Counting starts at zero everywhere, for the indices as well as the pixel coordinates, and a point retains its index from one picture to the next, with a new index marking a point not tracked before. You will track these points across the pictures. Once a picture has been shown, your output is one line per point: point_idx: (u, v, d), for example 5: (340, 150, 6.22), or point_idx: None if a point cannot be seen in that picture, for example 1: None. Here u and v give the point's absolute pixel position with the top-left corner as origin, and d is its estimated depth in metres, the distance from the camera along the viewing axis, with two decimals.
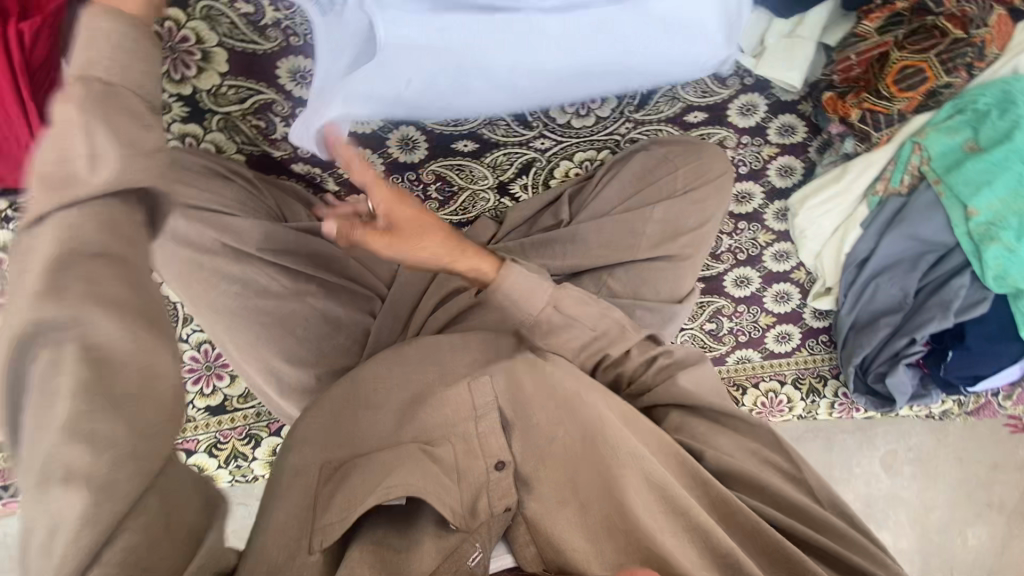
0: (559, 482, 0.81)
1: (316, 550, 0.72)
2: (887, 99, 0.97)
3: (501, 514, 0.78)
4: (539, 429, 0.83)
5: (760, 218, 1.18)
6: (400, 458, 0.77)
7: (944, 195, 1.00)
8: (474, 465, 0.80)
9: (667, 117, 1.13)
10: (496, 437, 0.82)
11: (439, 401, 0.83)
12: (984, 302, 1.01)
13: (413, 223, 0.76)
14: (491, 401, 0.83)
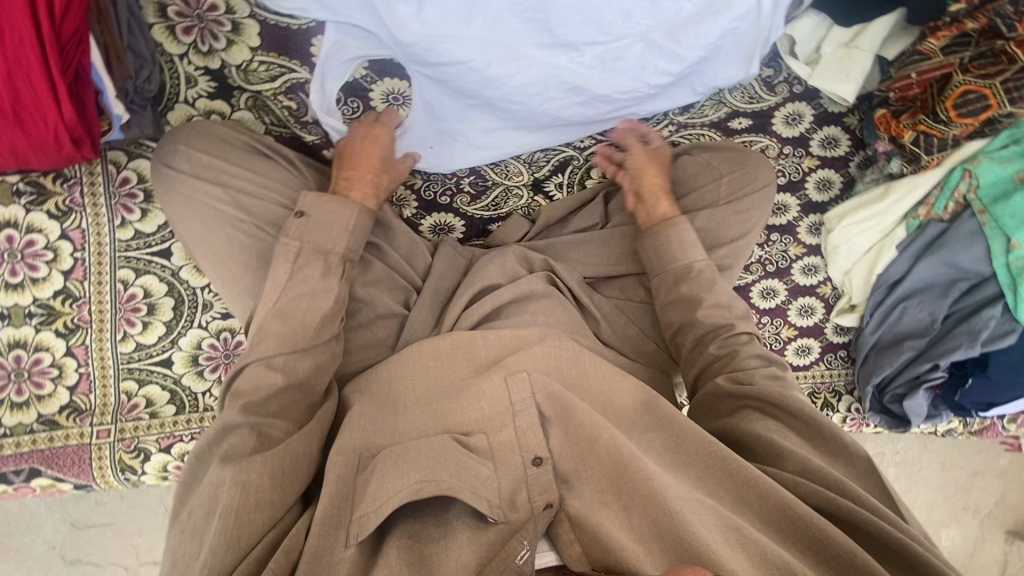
0: (603, 481, 0.73)
1: (353, 543, 0.67)
2: (944, 122, 0.95)
3: (544, 511, 0.71)
4: (584, 428, 0.76)
5: (793, 230, 1.16)
6: (435, 452, 0.73)
7: (987, 226, 0.99)
8: (510, 458, 0.75)
9: (711, 121, 1.09)
10: (534, 434, 0.76)
11: (476, 396, 0.80)
12: (1013, 334, 1.00)
13: (645, 164, 0.98)
14: (529, 396, 0.79)
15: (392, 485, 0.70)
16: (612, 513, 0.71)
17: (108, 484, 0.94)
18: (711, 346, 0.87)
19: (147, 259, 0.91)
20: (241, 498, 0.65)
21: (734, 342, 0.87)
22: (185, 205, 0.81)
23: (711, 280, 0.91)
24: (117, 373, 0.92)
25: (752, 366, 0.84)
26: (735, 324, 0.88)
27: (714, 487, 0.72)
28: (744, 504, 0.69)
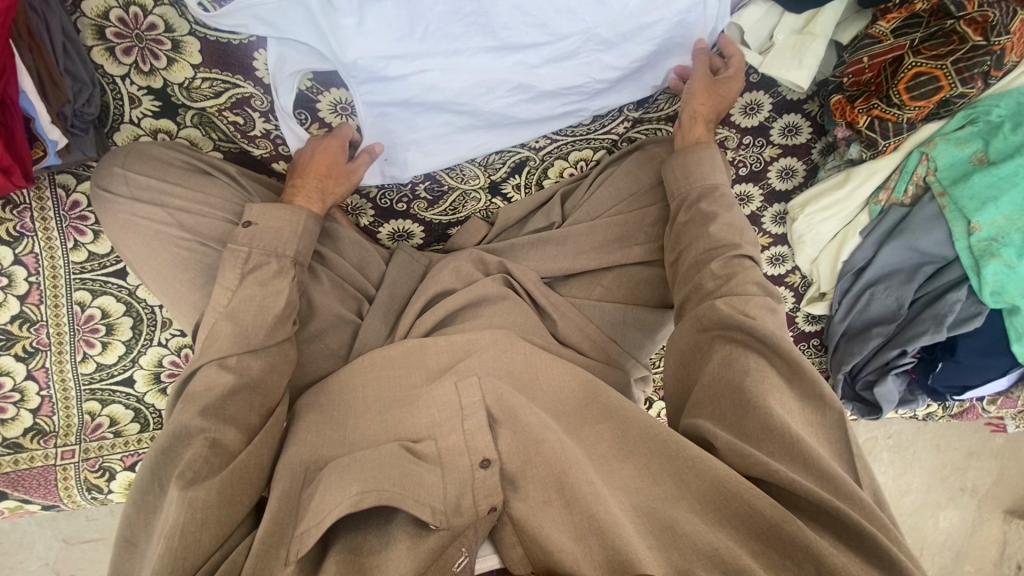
0: (549, 482, 0.71)
1: (295, 558, 0.65)
2: (897, 107, 0.92)
3: (486, 514, 0.69)
4: (531, 430, 0.76)
5: (758, 221, 1.18)
6: (382, 460, 0.72)
7: (948, 208, 0.98)
8: (458, 462, 0.74)
9: (667, 114, 1.05)
10: (482, 434, 0.75)
11: (427, 402, 0.80)
12: (979, 317, 1.00)
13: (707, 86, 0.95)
14: (478, 400, 0.78)
15: (332, 497, 0.68)
16: (556, 511, 0.68)
17: (75, 504, 0.98)
18: (714, 264, 0.85)
19: (103, 280, 0.92)
20: (187, 517, 0.64)
21: (738, 267, 0.84)
22: (128, 230, 0.84)
23: (728, 204, 0.91)
24: (79, 394, 0.93)
25: (751, 293, 0.81)
26: (743, 248, 0.86)
27: (656, 476, 0.71)
28: (681, 489, 0.68)
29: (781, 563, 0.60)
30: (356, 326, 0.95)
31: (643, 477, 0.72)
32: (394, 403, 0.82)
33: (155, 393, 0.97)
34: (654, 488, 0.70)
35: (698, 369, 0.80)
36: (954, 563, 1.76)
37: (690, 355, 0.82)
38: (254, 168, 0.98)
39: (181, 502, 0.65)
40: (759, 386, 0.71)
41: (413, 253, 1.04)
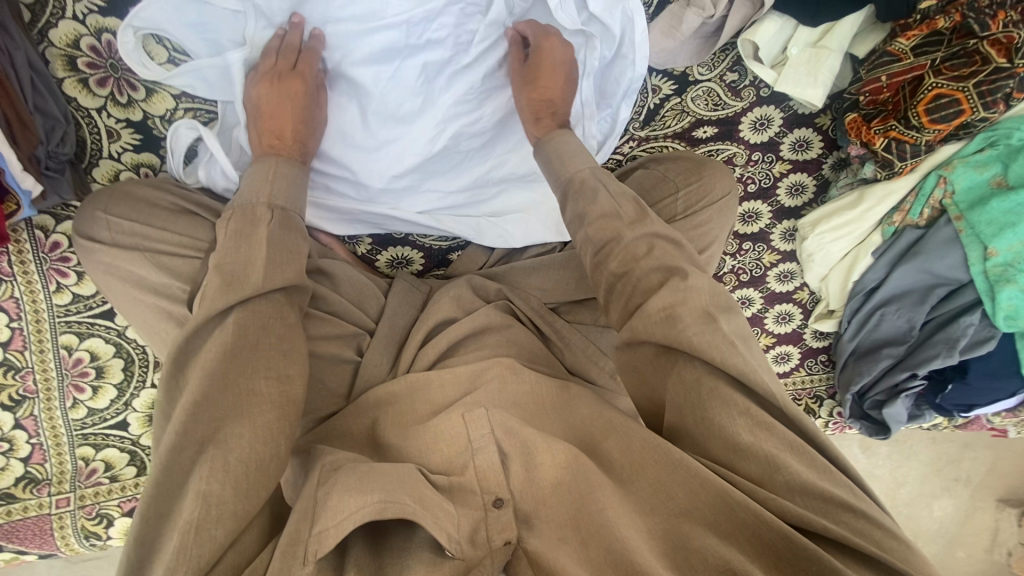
0: (564, 521, 0.67)
1: (312, 560, 0.59)
2: (916, 129, 0.88)
3: (502, 548, 0.67)
4: (547, 472, 0.71)
5: (766, 238, 1.14)
6: (402, 480, 0.68)
7: (964, 233, 0.95)
8: (470, 500, 0.70)
9: (675, 131, 1.05)
10: (495, 473, 0.71)
11: (431, 436, 0.76)
12: (991, 340, 0.99)
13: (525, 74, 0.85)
14: (487, 433, 0.74)
15: (351, 501, 0.62)
16: (570, 549, 0.64)
17: (73, 550, 0.95)
18: (611, 263, 0.75)
19: (89, 322, 0.88)
20: (202, 512, 0.52)
21: (633, 258, 0.74)
22: (111, 276, 0.78)
23: (594, 190, 0.80)
24: (72, 440, 0.90)
25: (654, 284, 0.71)
26: (625, 234, 0.76)
27: (665, 487, 0.64)
28: (692, 498, 0.61)
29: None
30: (358, 362, 0.91)
31: (654, 489, 0.65)
32: (393, 433, 0.79)
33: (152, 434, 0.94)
34: (669, 502, 0.63)
35: (656, 387, 0.71)
36: (946, 549, 1.77)
37: (647, 373, 0.72)
38: (326, 222, 0.97)
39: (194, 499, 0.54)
40: (718, 401, 0.63)
41: (414, 281, 1.03)
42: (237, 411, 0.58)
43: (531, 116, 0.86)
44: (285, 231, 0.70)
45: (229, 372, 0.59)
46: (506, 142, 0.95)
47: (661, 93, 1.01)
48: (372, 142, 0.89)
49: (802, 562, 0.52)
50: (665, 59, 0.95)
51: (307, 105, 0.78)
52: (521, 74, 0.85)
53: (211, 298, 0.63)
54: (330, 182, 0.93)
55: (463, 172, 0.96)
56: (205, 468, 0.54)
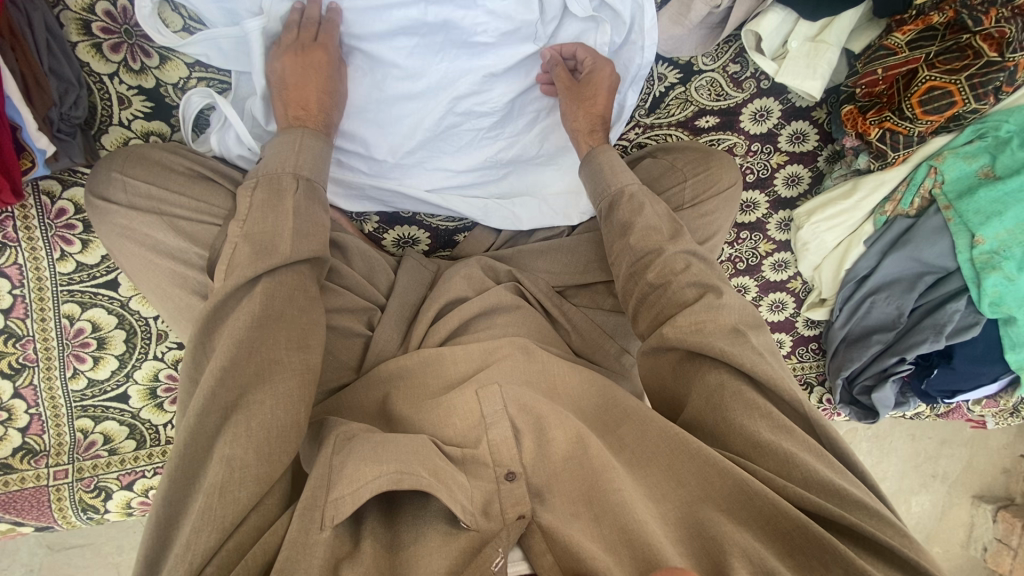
0: (575, 495, 0.69)
1: (329, 524, 0.60)
2: (909, 120, 0.92)
3: (515, 521, 0.66)
4: (558, 438, 0.73)
5: (763, 227, 1.17)
6: (417, 450, 0.68)
7: (953, 221, 0.99)
8: (482, 472, 0.71)
9: (678, 120, 1.07)
10: (508, 446, 0.72)
11: (443, 410, 0.77)
12: (976, 326, 1.03)
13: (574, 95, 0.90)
14: (500, 409, 0.75)
15: (366, 470, 0.62)
16: (583, 524, 0.66)
17: (70, 525, 0.94)
18: (649, 274, 0.80)
19: (92, 291, 0.87)
20: (226, 474, 0.58)
21: (672, 272, 0.78)
22: (124, 238, 0.78)
23: (641, 204, 0.85)
24: (71, 412, 0.89)
25: (689, 298, 0.76)
26: (667, 247, 0.80)
27: (679, 474, 0.67)
28: (706, 487, 0.64)
29: (807, 563, 0.56)
30: (368, 338, 0.92)
31: (667, 478, 0.67)
32: (405, 406, 0.80)
33: (152, 407, 0.93)
34: (682, 490, 0.65)
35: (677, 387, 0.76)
36: (924, 543, 1.80)
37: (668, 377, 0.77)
38: (342, 199, 0.98)
39: (221, 461, 0.58)
40: (740, 403, 0.67)
41: (422, 260, 1.03)
42: (260, 377, 0.63)
43: (586, 129, 0.91)
44: (311, 202, 0.75)
45: (254, 340, 0.63)
46: (518, 123, 0.97)
47: (666, 82, 1.04)
48: (386, 116, 0.90)
49: (812, 537, 0.56)
50: (672, 46, 0.98)
51: (329, 80, 0.79)
52: (570, 87, 0.89)
53: (242, 268, 0.67)
54: (349, 161, 0.94)
55: (474, 152, 0.97)
56: (232, 432, 0.60)
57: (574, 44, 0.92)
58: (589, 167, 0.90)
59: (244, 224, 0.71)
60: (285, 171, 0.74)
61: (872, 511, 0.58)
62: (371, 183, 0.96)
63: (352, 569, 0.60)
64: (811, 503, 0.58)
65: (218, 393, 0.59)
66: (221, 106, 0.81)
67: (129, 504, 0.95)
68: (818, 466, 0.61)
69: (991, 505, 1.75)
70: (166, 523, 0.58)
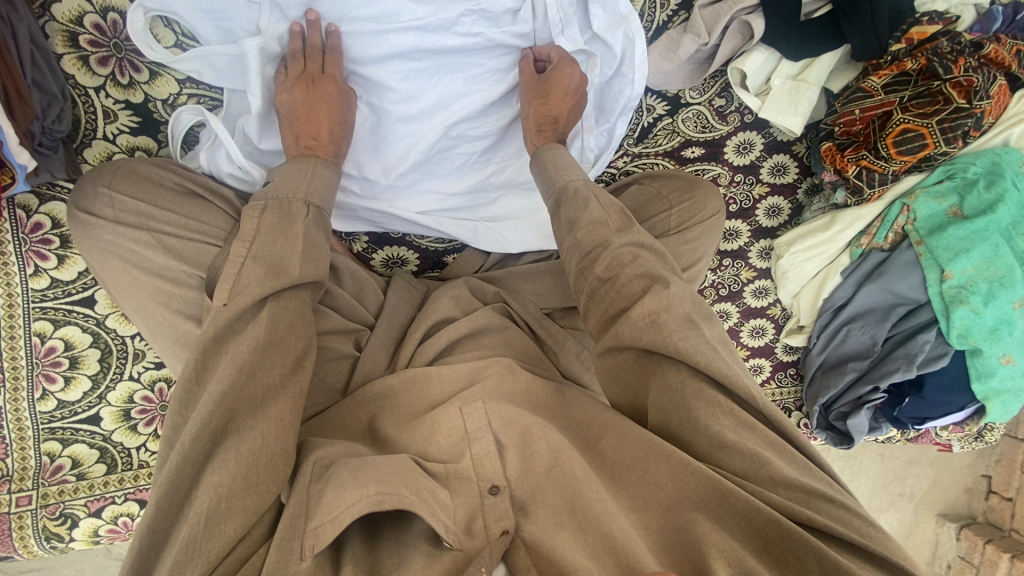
0: (559, 504, 0.68)
1: (310, 555, 0.59)
2: (884, 159, 0.97)
3: (498, 538, 0.66)
4: (540, 454, 0.72)
5: (745, 255, 1.20)
6: (397, 468, 0.67)
7: (924, 257, 1.04)
8: (466, 488, 0.70)
9: (665, 150, 1.10)
10: (491, 461, 0.72)
11: (432, 432, 0.76)
12: (944, 357, 1.07)
13: (534, 90, 0.89)
14: (484, 424, 0.75)
15: (347, 494, 0.61)
16: (568, 533, 0.64)
17: (32, 554, 0.88)
18: (597, 268, 0.78)
19: (67, 308, 0.84)
20: (211, 505, 0.56)
21: (618, 264, 0.78)
22: (109, 255, 0.75)
23: (586, 199, 0.84)
24: (37, 434, 0.85)
25: (636, 291, 0.75)
26: (613, 240, 0.79)
27: (653, 475, 0.66)
28: (682, 488, 0.63)
29: (783, 559, 0.56)
30: (356, 358, 0.91)
31: (643, 482, 0.67)
32: (393, 427, 0.79)
33: (124, 429, 0.89)
34: (660, 495, 0.65)
35: (640, 390, 0.74)
36: None
37: (628, 375, 0.76)
38: (339, 222, 0.97)
39: (207, 489, 0.57)
40: (702, 401, 0.66)
41: (410, 281, 1.03)
42: (255, 406, 0.62)
43: (535, 125, 0.90)
44: (318, 227, 0.75)
45: (248, 367, 0.62)
46: (509, 147, 0.98)
47: (655, 113, 1.06)
48: (382, 140, 0.90)
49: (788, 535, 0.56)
50: (661, 81, 1.01)
51: (339, 110, 0.80)
52: (535, 85, 0.89)
53: (246, 288, 0.66)
54: (350, 188, 0.94)
55: (467, 175, 0.98)
56: (221, 460, 0.58)
57: (549, 44, 0.90)
58: (537, 164, 0.89)
59: (250, 245, 0.70)
60: (292, 195, 0.74)
61: (838, 506, 0.60)
62: (362, 205, 0.96)
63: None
64: (787, 508, 0.58)
65: (214, 418, 0.58)
66: (211, 124, 0.80)
67: (96, 532, 0.91)
68: (783, 465, 0.62)
69: (954, 524, 1.79)
70: (147, 556, 0.56)
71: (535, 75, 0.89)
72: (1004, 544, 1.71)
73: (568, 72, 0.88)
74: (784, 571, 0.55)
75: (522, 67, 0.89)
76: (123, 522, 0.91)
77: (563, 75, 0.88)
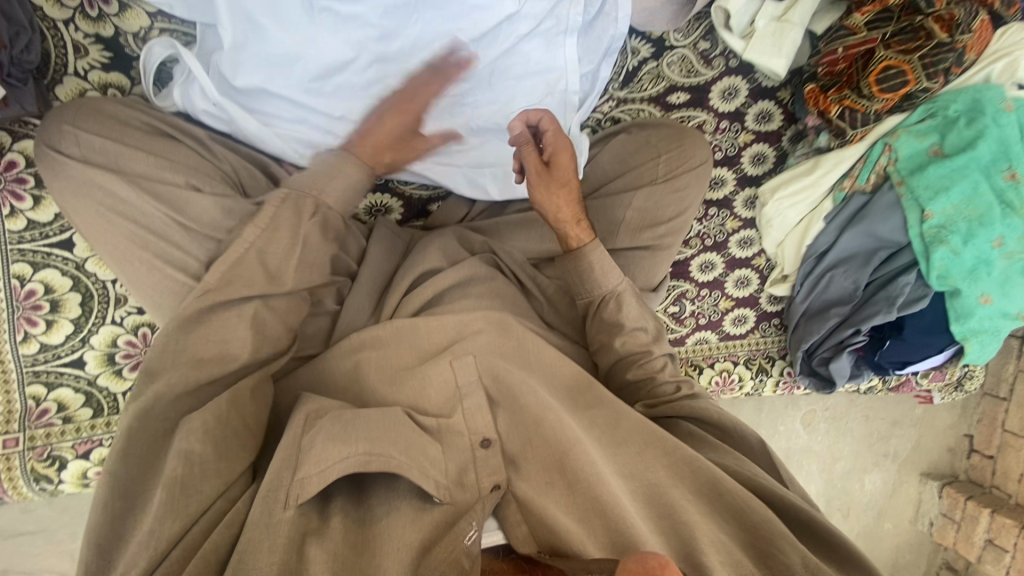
0: (550, 462, 0.71)
1: (294, 503, 0.61)
2: (867, 97, 0.97)
3: (491, 494, 0.68)
4: (529, 411, 0.74)
5: (730, 205, 1.19)
6: (388, 424, 0.68)
7: (905, 196, 1.05)
8: (457, 442, 0.71)
9: (651, 95, 1.09)
10: (482, 415, 0.73)
11: (421, 381, 0.76)
12: (924, 299, 1.09)
13: (542, 188, 0.86)
14: (475, 379, 0.76)
15: (334, 451, 0.63)
16: (557, 495, 0.69)
17: (21, 497, 0.88)
18: (628, 373, 0.91)
19: (46, 251, 0.83)
20: (184, 469, 0.61)
21: (651, 370, 0.91)
22: (79, 195, 0.73)
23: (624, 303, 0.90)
24: (22, 377, 0.85)
25: (668, 392, 0.90)
26: (651, 350, 0.91)
27: (650, 462, 0.74)
28: (677, 476, 0.73)
29: (767, 552, 0.67)
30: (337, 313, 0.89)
31: (637, 458, 0.74)
32: (377, 378, 0.78)
33: (110, 374, 0.89)
34: (649, 474, 0.73)
35: None
36: (875, 521, 1.80)
37: None
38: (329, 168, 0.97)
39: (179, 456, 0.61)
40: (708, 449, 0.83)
41: (394, 229, 1.01)
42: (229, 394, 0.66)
43: (573, 219, 0.88)
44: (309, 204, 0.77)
45: None
46: (493, 92, 0.96)
47: (639, 56, 1.06)
48: (359, 78, 0.87)
49: (766, 533, 0.68)
50: (645, 20, 1.00)
51: (412, 122, 0.82)
52: (541, 168, 0.86)
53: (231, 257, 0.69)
54: (325, 132, 0.89)
55: (448, 118, 0.96)
56: (186, 430, 0.62)
57: (540, 111, 0.86)
58: (580, 264, 0.88)
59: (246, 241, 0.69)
60: (305, 193, 0.75)
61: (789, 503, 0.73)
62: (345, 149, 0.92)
63: (320, 544, 0.59)
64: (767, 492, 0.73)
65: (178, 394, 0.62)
66: (184, 59, 0.80)
67: (85, 475, 0.91)
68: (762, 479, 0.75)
69: (936, 483, 1.78)
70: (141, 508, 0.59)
71: (546, 171, 0.86)
72: (986, 500, 1.68)
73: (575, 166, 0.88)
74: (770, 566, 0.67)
75: (528, 160, 0.85)
76: (112, 465, 0.92)
77: (571, 170, 0.87)
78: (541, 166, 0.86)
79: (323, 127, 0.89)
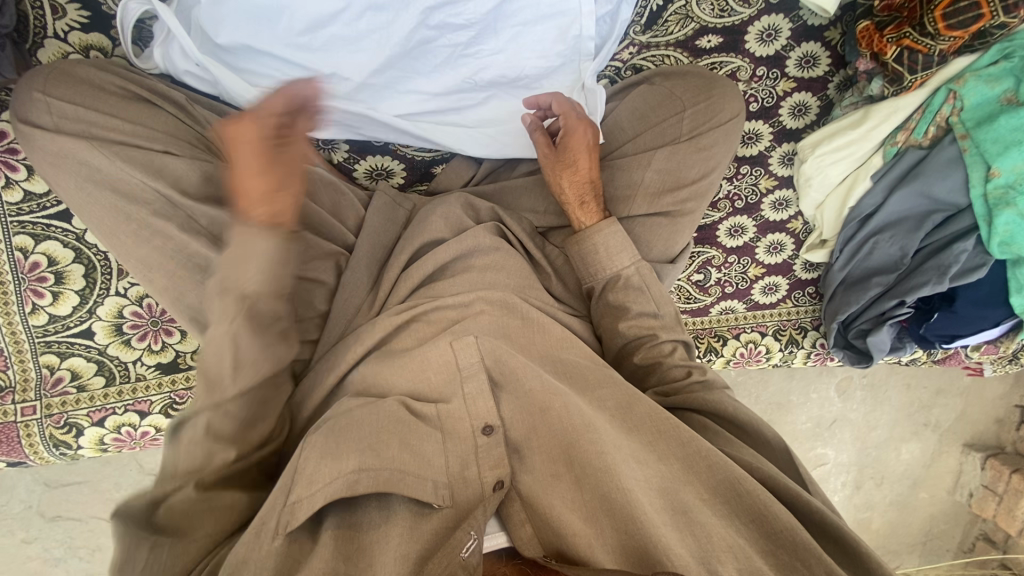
0: (555, 451, 0.68)
1: (282, 533, 0.58)
2: (930, 36, 0.83)
3: (494, 494, 0.65)
4: (533, 395, 0.70)
5: (765, 161, 1.08)
6: (380, 424, 0.66)
7: (969, 152, 0.92)
8: (459, 427, 0.69)
9: (678, 39, 0.98)
10: (484, 400, 0.70)
11: (417, 360, 0.73)
12: (982, 268, 0.97)
13: (551, 167, 0.86)
14: (476, 361, 0.72)
15: (325, 470, 0.61)
16: (565, 486, 0.66)
17: (43, 460, 0.92)
18: (636, 357, 0.86)
19: (44, 223, 0.83)
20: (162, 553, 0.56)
21: (659, 355, 0.85)
22: (56, 167, 0.70)
23: (635, 290, 0.86)
24: (34, 347, 0.87)
25: (679, 375, 0.84)
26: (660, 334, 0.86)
27: (662, 453, 0.69)
28: (692, 472, 0.67)
29: (791, 564, 0.62)
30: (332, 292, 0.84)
31: (650, 447, 0.69)
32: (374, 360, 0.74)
33: (118, 345, 0.90)
34: (665, 466, 0.68)
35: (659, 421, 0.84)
36: (910, 491, 1.70)
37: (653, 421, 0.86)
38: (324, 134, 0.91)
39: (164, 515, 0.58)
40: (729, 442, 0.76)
41: (395, 196, 0.93)
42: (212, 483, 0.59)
43: (575, 201, 0.87)
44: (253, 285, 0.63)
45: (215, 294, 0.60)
46: (499, 41, 0.87)
47: None
48: (351, 30, 0.80)
49: (794, 542, 0.62)
50: None
51: (281, 159, 0.61)
52: (547, 147, 0.86)
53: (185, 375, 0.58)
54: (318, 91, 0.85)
55: (450, 72, 0.88)
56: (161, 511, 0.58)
57: (548, 93, 0.87)
58: (583, 248, 0.86)
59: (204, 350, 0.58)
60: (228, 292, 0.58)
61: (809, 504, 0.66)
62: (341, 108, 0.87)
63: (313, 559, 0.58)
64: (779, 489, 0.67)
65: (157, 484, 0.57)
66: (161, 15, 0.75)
67: (102, 441, 0.93)
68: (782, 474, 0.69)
69: (980, 454, 1.67)
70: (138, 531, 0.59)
71: (553, 150, 0.86)
72: None
73: (590, 142, 0.86)
74: (791, 575, 0.61)
75: (536, 141, 0.87)
76: (126, 432, 0.94)
77: (582, 145, 0.85)
78: (549, 146, 0.86)
79: (317, 86, 0.84)
